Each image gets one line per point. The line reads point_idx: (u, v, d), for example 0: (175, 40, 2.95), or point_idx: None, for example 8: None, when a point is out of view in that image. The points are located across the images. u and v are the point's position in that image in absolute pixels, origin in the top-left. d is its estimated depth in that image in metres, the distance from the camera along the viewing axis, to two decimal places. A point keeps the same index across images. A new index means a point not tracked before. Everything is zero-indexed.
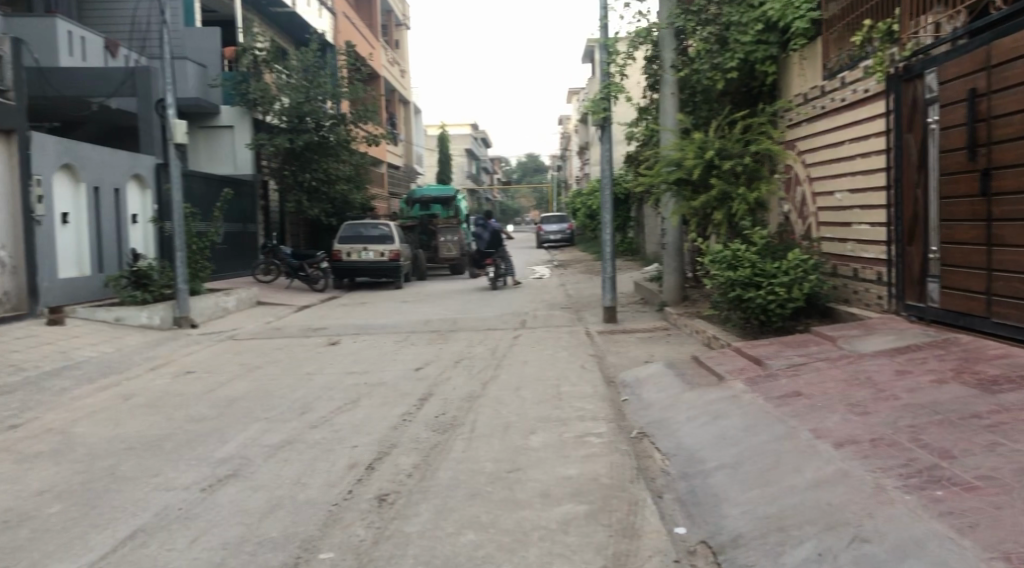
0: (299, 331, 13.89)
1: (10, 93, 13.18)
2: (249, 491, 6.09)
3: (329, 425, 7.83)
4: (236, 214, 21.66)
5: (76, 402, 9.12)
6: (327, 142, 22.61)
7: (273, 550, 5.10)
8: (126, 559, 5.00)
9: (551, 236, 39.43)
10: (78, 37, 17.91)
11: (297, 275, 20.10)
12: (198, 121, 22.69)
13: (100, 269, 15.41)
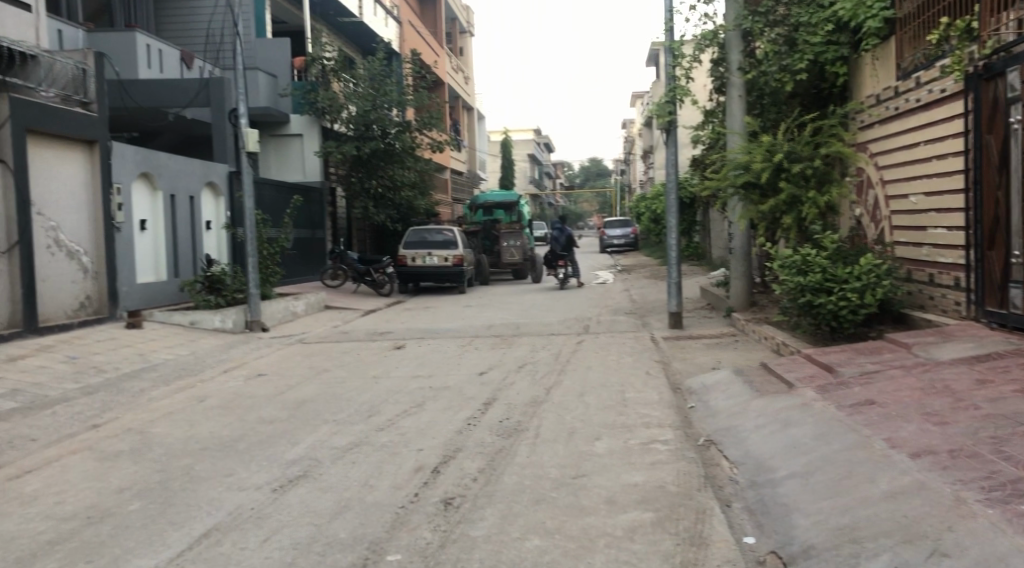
0: (365, 335, 14.09)
1: (93, 104, 13.69)
2: (318, 493, 6.20)
3: (396, 428, 7.92)
4: (305, 220, 22.11)
5: (154, 402, 9.42)
6: (392, 149, 22.92)
7: (341, 551, 5.18)
8: (201, 557, 5.13)
9: (615, 240, 39.22)
10: (156, 50, 18.52)
11: (364, 280, 20.40)
12: (268, 129, 23.26)
13: (176, 274, 15.90)
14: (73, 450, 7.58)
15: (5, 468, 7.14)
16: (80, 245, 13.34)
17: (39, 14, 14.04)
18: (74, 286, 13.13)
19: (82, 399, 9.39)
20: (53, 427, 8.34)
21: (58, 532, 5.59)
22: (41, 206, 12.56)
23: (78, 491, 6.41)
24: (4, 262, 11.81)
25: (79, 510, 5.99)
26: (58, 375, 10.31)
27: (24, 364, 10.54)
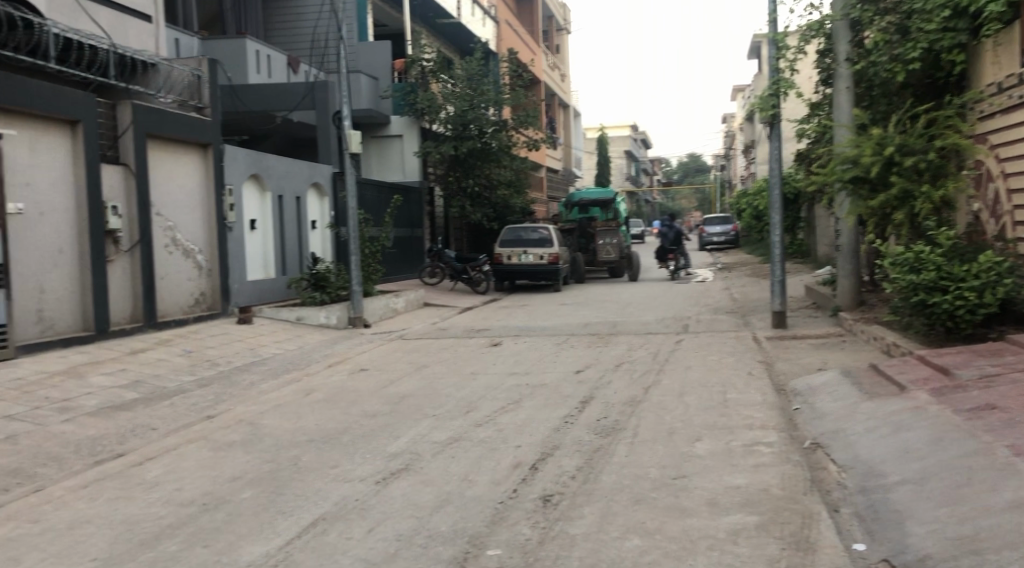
0: (463, 332, 14.24)
1: (207, 110, 14.30)
2: (419, 486, 6.31)
3: (494, 424, 7.99)
4: (405, 219, 22.52)
5: (263, 395, 9.78)
6: (489, 148, 23.10)
7: (442, 544, 5.25)
8: (309, 545, 5.29)
9: (714, 237, 38.55)
10: (265, 55, 19.20)
11: (461, 277, 20.64)
12: (370, 131, 23.77)
13: (283, 272, 16.46)
14: (189, 439, 7.93)
15: (128, 454, 7.53)
16: (196, 244, 13.97)
17: (159, 24, 14.76)
18: (190, 283, 13.77)
19: (197, 391, 9.82)
20: (171, 417, 8.77)
21: (176, 517, 5.86)
22: (160, 207, 13.21)
23: (194, 479, 6.71)
24: (126, 260, 12.47)
25: (195, 497, 6.26)
26: (176, 367, 10.82)
27: (144, 356, 11.10)
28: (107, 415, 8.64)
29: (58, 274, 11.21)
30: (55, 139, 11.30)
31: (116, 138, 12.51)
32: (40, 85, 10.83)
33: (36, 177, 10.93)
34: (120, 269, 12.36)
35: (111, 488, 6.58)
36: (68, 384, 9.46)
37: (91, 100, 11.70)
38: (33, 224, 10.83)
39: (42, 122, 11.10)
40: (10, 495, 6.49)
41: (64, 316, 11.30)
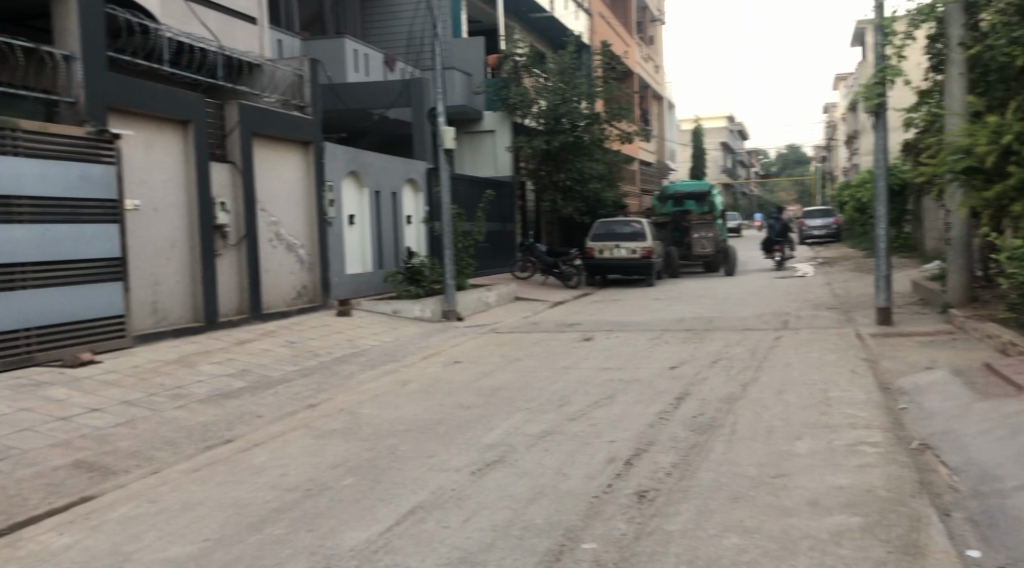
0: (555, 326, 14.26)
1: (308, 108, 14.70)
2: (513, 478, 6.36)
3: (588, 418, 7.98)
4: (497, 214, 22.67)
5: (361, 385, 10.03)
6: (581, 141, 23.03)
7: (538, 536, 5.28)
8: (408, 533, 5.41)
9: (814, 231, 37.46)
10: (363, 54, 19.61)
11: (552, 272, 20.75)
12: (464, 127, 24.03)
13: (380, 266, 16.81)
14: (292, 427, 8.20)
15: (236, 440, 7.84)
16: (297, 238, 14.41)
17: (263, 26, 15.26)
18: (292, 276, 14.21)
19: (299, 380, 10.15)
20: (275, 405, 9.08)
21: (282, 501, 6.08)
22: (264, 202, 13.66)
23: (298, 465, 6.94)
24: (234, 254, 12.95)
25: (299, 482, 6.48)
26: (280, 357, 11.20)
27: (250, 346, 11.52)
28: (216, 402, 9.02)
29: (170, 267, 11.74)
30: (167, 139, 11.82)
31: (224, 136, 12.99)
32: (154, 87, 11.34)
33: (150, 175, 11.46)
34: (227, 262, 12.85)
35: (220, 472, 6.87)
36: (180, 372, 9.93)
37: (200, 101, 12.19)
38: (149, 220, 11.37)
39: (156, 122, 11.63)
40: (129, 476, 6.86)
41: (176, 308, 11.84)
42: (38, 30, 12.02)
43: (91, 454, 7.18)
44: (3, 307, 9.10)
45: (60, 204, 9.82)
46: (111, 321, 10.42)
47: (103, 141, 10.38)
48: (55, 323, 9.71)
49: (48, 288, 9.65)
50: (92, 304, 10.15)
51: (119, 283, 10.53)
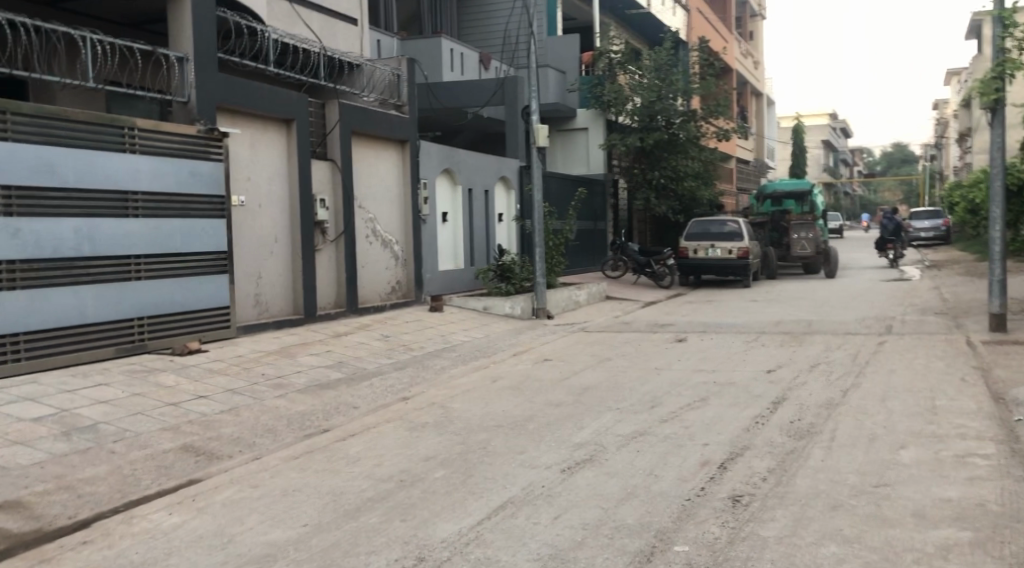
0: (647, 327, 14.11)
1: (406, 107, 14.98)
2: (604, 477, 6.32)
3: (681, 420, 7.87)
4: (588, 212, 22.58)
5: (453, 380, 10.16)
6: (677, 139, 22.65)
7: (629, 536, 5.24)
8: (499, 527, 5.44)
9: (922, 233, 35.91)
10: (459, 53, 19.83)
11: (644, 271, 20.53)
12: (557, 124, 24.14)
13: (472, 262, 16.99)
14: (387, 419, 8.36)
15: (333, 430, 8.05)
16: (392, 235, 14.68)
17: (363, 27, 15.61)
18: (387, 272, 14.49)
19: (393, 373, 10.34)
20: (370, 397, 9.29)
21: (377, 491, 6.21)
22: (362, 200, 13.97)
23: (391, 456, 7.07)
24: (332, 249, 13.28)
25: (393, 473, 6.61)
26: (374, 350, 11.45)
27: (347, 339, 11.81)
28: (314, 392, 9.28)
29: (273, 261, 12.13)
30: (271, 137, 12.21)
31: (325, 135, 13.36)
32: (260, 86, 11.74)
33: (255, 171, 11.88)
34: (326, 257, 13.20)
35: (318, 460, 7.07)
36: (281, 362, 10.26)
37: (303, 100, 12.54)
38: (253, 215, 11.77)
39: (261, 120, 12.03)
40: (232, 461, 7.13)
41: (277, 300, 12.23)
42: (154, 32, 12.59)
43: (197, 439, 7.49)
44: (119, 297, 9.57)
45: (172, 199, 10.27)
46: (217, 312, 10.84)
47: (212, 139, 10.79)
48: (166, 313, 10.16)
49: (160, 279, 10.10)
50: (199, 296, 10.58)
51: (225, 275, 10.95)
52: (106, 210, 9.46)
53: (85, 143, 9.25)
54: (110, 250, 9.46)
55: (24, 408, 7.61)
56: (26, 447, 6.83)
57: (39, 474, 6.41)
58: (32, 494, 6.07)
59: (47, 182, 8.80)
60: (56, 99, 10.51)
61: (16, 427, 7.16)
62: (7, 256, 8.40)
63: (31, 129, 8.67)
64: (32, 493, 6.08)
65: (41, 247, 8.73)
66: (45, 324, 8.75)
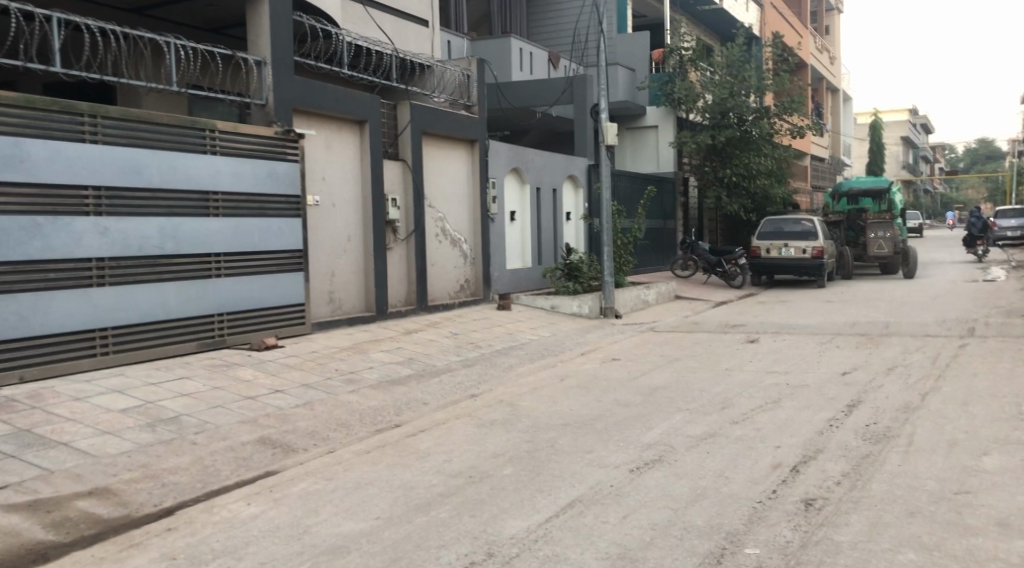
0: (718, 327, 13.93)
1: (475, 107, 15.11)
2: (673, 478, 6.29)
3: (752, 422, 7.77)
4: (657, 211, 22.41)
5: (521, 378, 10.23)
6: (748, 136, 22.29)
7: (699, 538, 5.21)
8: (567, 525, 5.47)
9: (1008, 231, 34.53)
10: (527, 53, 19.92)
11: (715, 270, 20.40)
12: (626, 123, 24.13)
13: (539, 261, 17.06)
14: (456, 415, 8.47)
15: (403, 425, 8.19)
16: (462, 234, 14.84)
17: (434, 28, 15.81)
18: (456, 270, 14.66)
19: (461, 370, 10.46)
20: (440, 393, 9.42)
21: (446, 486, 6.30)
22: (432, 199, 14.15)
23: (461, 452, 7.16)
24: (403, 247, 13.49)
25: (462, 469, 6.69)
26: (444, 347, 11.60)
27: (417, 337, 11.98)
28: (386, 388, 9.45)
29: (346, 260, 12.39)
30: (345, 137, 12.46)
31: (396, 136, 13.55)
32: (334, 88, 11.99)
33: (330, 172, 12.15)
34: (397, 256, 13.41)
35: (389, 454, 7.21)
36: (353, 358, 10.47)
37: (376, 101, 12.77)
38: (327, 214, 12.03)
39: (335, 121, 12.29)
40: (307, 454, 7.32)
41: (350, 298, 12.49)
42: (233, 37, 12.97)
43: (274, 432, 7.72)
44: (200, 293, 9.89)
45: (250, 198, 10.56)
46: (293, 309, 11.13)
47: (289, 140, 11.09)
48: (245, 309, 10.47)
49: (239, 276, 10.41)
50: (276, 293, 10.87)
51: (300, 273, 11.23)
52: (188, 210, 9.79)
53: (169, 145, 9.59)
54: (191, 248, 9.80)
55: (112, 400, 7.94)
56: (113, 436, 7.13)
57: (126, 463, 6.69)
58: (120, 482, 6.34)
59: (134, 182, 9.15)
60: (143, 103, 10.99)
61: (104, 418, 7.48)
62: (96, 255, 8.78)
63: (119, 132, 9.03)
64: (120, 481, 6.36)
65: (127, 246, 9.10)
66: (131, 319, 9.11)
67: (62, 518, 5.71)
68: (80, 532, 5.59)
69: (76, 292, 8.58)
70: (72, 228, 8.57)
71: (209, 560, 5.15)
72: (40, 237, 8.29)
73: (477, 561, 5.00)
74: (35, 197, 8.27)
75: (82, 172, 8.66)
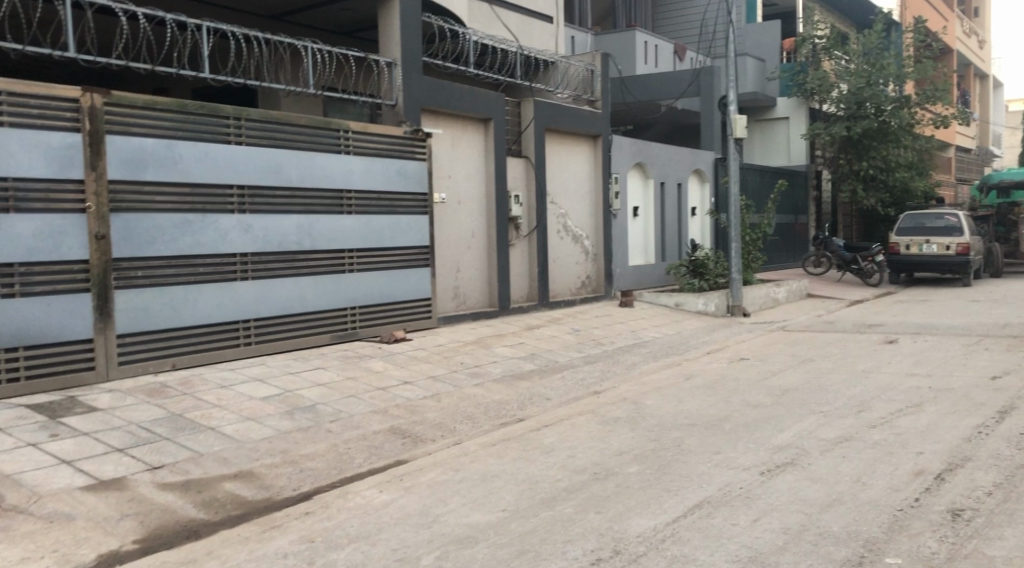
0: (853, 327, 13.35)
1: (599, 102, 15.07)
2: (807, 482, 6.08)
3: (890, 427, 7.41)
4: (788, 205, 21.70)
5: (645, 376, 10.13)
6: (887, 126, 21.03)
7: (835, 544, 5.03)
8: (696, 526, 5.38)
9: None
10: (652, 46, 19.68)
11: (850, 267, 19.62)
12: (755, 115, 23.50)
13: (663, 258, 16.82)
14: (579, 412, 8.47)
15: (527, 420, 8.26)
16: (584, 230, 14.82)
17: (559, 24, 15.84)
18: (577, 266, 14.66)
19: (584, 367, 10.46)
20: (564, 389, 9.45)
21: (571, 482, 6.31)
22: (555, 195, 14.19)
23: (585, 449, 7.15)
24: (526, 243, 13.59)
25: (587, 465, 6.69)
26: (566, 344, 11.60)
27: (540, 332, 12.06)
28: (509, 382, 9.56)
29: (470, 255, 12.59)
30: (471, 135, 12.66)
31: (520, 132, 13.65)
32: (461, 87, 12.20)
33: (455, 169, 12.36)
34: (520, 252, 13.51)
35: (514, 448, 7.29)
36: (478, 352, 10.63)
37: (500, 99, 12.91)
38: (452, 211, 12.26)
39: (462, 120, 12.50)
40: (435, 445, 7.48)
41: (474, 293, 12.69)
42: (365, 39, 13.40)
43: (404, 423, 7.94)
44: (334, 287, 10.28)
45: (381, 196, 10.90)
46: (420, 303, 11.41)
47: (417, 139, 11.37)
48: (375, 302, 10.79)
49: (370, 271, 10.75)
50: (403, 288, 11.16)
51: (427, 268, 11.49)
52: (323, 208, 10.18)
53: (306, 146, 9.99)
54: (326, 244, 10.18)
55: (254, 388, 8.35)
56: (256, 422, 7.51)
57: (267, 448, 7.03)
58: (263, 466, 6.68)
59: (274, 182, 9.59)
60: (280, 106, 11.53)
61: (248, 404, 7.89)
62: (240, 250, 9.26)
63: (260, 133, 9.48)
64: (263, 465, 6.70)
65: (268, 242, 9.55)
66: (271, 312, 9.56)
67: (211, 498, 6.07)
68: (228, 511, 5.92)
69: (221, 286, 9.07)
70: (219, 224, 9.06)
71: (345, 544, 5.35)
72: (190, 233, 8.80)
73: (604, 558, 4.98)
74: (185, 197, 8.79)
75: (228, 173, 9.14)
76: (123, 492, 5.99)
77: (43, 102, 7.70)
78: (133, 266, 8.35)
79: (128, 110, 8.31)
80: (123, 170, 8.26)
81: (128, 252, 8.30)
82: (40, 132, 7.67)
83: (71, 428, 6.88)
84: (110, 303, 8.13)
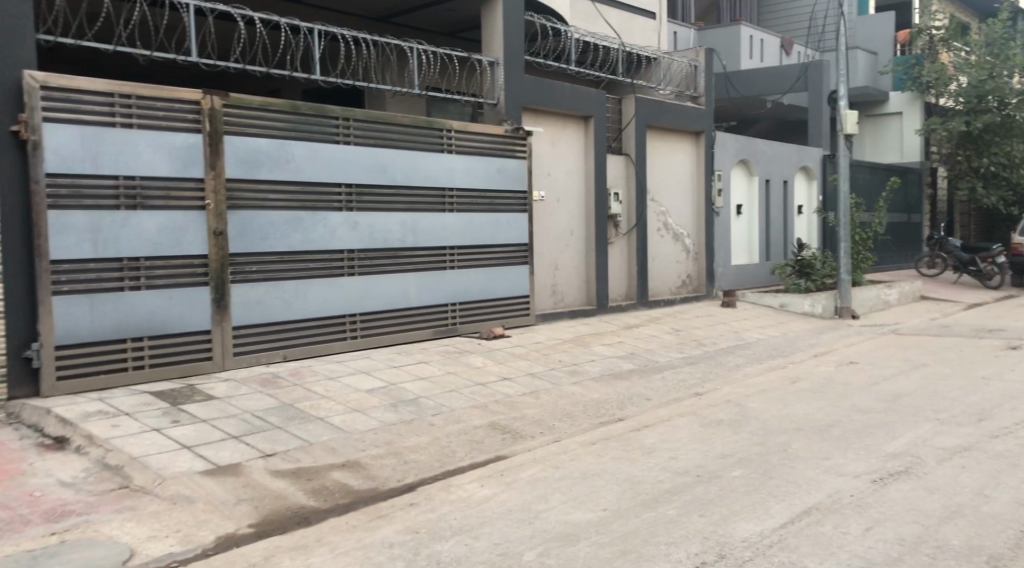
0: (971, 331, 12.74)
1: (701, 98, 14.82)
2: (924, 492, 5.84)
3: (1014, 437, 7.04)
4: (902, 203, 20.85)
5: (748, 378, 9.92)
6: (1013, 120, 19.81)
7: (955, 559, 4.81)
8: (805, 533, 5.24)
9: None
10: (758, 40, 19.18)
11: (968, 270, 18.53)
12: (866, 109, 22.66)
13: (767, 257, 16.41)
14: (680, 413, 8.36)
15: (627, 420, 8.19)
16: (684, 228, 14.61)
17: (661, 19, 15.62)
18: (678, 265, 14.46)
19: (685, 367, 10.31)
20: (663, 389, 9.34)
21: (674, 484, 6.24)
22: (656, 193, 14.04)
23: (688, 450, 7.06)
24: (625, 242, 13.49)
25: (689, 467, 6.60)
26: (667, 344, 11.48)
27: (639, 331, 11.96)
28: (609, 381, 9.51)
29: (569, 253, 12.59)
30: (570, 134, 12.63)
31: (620, 129, 13.53)
32: (562, 85, 12.19)
33: (555, 167, 12.37)
34: (619, 249, 13.42)
35: (615, 447, 7.25)
36: (577, 350, 10.63)
37: (601, 96, 12.84)
38: (552, 209, 12.29)
39: (562, 117, 12.50)
40: (535, 441, 7.51)
41: (572, 291, 12.68)
42: (467, 39, 13.55)
43: (504, 418, 8.01)
44: (435, 283, 10.44)
45: (482, 194, 11.01)
46: (519, 299, 11.49)
47: (518, 137, 11.44)
48: (475, 299, 10.92)
49: (471, 268, 10.87)
50: (503, 285, 11.25)
51: (526, 266, 11.55)
52: (426, 206, 10.36)
53: (411, 145, 10.18)
54: (428, 241, 10.35)
55: (359, 381, 8.57)
56: (361, 414, 7.71)
57: (373, 439, 7.21)
58: (369, 457, 6.85)
59: (379, 180, 9.82)
60: (386, 107, 11.81)
61: (354, 396, 8.10)
62: (347, 248, 9.51)
63: (367, 133, 9.71)
64: (369, 456, 6.88)
65: (374, 239, 9.78)
66: (376, 307, 9.79)
67: (321, 486, 6.26)
68: (336, 500, 6.10)
69: (329, 281, 9.34)
70: (327, 221, 9.33)
71: (449, 536, 5.43)
72: (301, 230, 9.10)
73: (709, 562, 4.91)
74: (297, 195, 9.09)
75: (336, 171, 9.40)
76: (238, 477, 6.24)
77: (168, 104, 8.09)
78: (248, 262, 8.69)
79: (244, 111, 8.65)
80: (240, 168, 8.61)
81: (243, 248, 8.64)
82: (165, 132, 8.07)
83: (190, 415, 7.21)
84: (226, 296, 8.48)
